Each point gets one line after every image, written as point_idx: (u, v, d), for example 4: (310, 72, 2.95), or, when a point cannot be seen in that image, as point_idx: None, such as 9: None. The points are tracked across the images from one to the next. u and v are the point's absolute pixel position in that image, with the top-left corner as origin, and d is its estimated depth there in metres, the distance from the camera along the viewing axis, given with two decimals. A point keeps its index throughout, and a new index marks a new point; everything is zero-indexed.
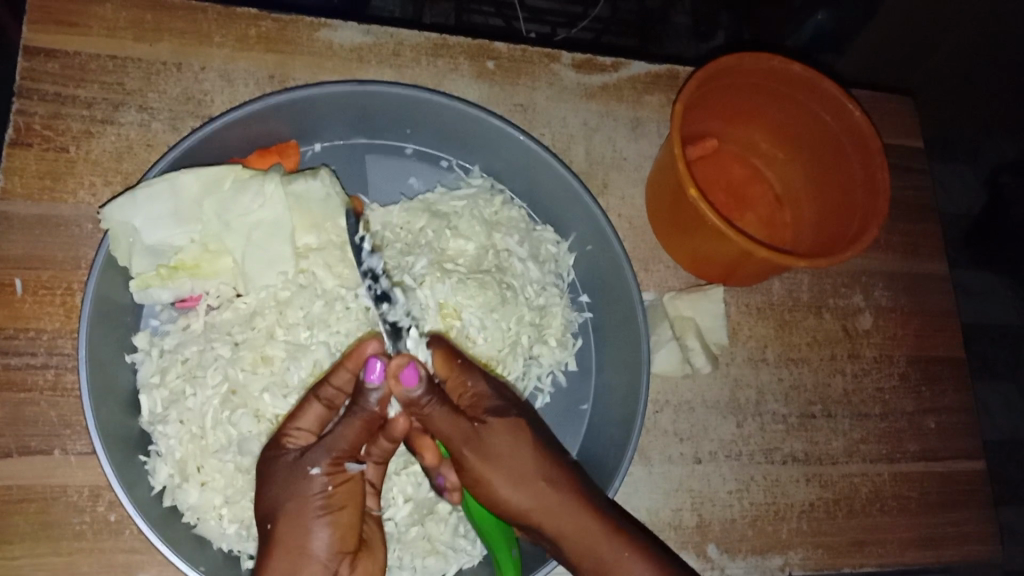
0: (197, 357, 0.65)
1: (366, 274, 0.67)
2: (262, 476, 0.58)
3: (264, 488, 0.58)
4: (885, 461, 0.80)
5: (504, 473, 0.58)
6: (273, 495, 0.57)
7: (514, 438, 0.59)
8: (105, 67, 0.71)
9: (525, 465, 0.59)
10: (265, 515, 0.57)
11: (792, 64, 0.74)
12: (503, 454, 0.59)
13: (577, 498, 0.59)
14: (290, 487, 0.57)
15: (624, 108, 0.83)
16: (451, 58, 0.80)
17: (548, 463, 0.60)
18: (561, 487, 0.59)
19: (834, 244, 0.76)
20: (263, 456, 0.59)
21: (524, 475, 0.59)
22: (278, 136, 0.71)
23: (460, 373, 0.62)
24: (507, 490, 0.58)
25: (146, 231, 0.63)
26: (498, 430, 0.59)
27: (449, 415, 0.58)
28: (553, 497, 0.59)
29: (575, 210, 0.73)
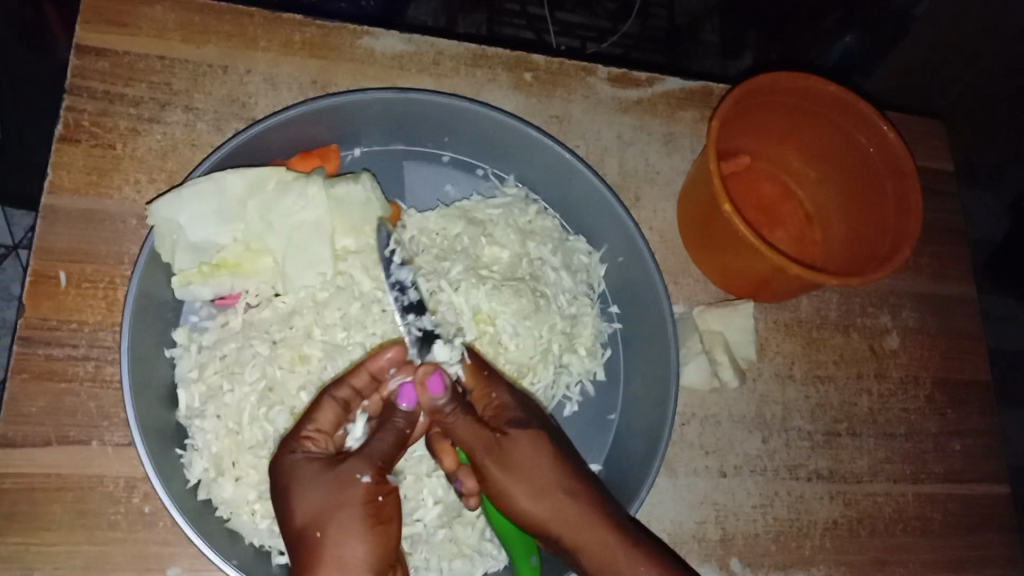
0: (235, 353, 0.66)
1: (394, 285, 0.68)
2: (291, 481, 0.56)
3: (300, 494, 0.55)
4: (909, 482, 0.80)
5: (527, 482, 0.58)
6: (316, 501, 0.55)
7: (536, 446, 0.59)
8: (153, 67, 0.72)
9: (547, 474, 0.59)
10: (303, 524, 0.54)
11: (828, 84, 0.75)
12: (528, 460, 0.59)
13: (598, 511, 0.59)
14: (336, 492, 0.55)
15: (658, 122, 0.84)
16: (489, 69, 0.81)
17: (569, 474, 0.60)
18: (582, 497, 0.59)
19: (864, 265, 0.76)
20: (286, 461, 0.57)
21: (546, 485, 0.59)
22: (319, 140, 0.72)
23: (487, 384, 0.63)
24: (530, 497, 0.58)
25: (190, 229, 0.64)
26: (524, 435, 0.60)
27: (471, 424, 0.60)
28: (575, 507, 0.58)
29: (607, 221, 0.74)
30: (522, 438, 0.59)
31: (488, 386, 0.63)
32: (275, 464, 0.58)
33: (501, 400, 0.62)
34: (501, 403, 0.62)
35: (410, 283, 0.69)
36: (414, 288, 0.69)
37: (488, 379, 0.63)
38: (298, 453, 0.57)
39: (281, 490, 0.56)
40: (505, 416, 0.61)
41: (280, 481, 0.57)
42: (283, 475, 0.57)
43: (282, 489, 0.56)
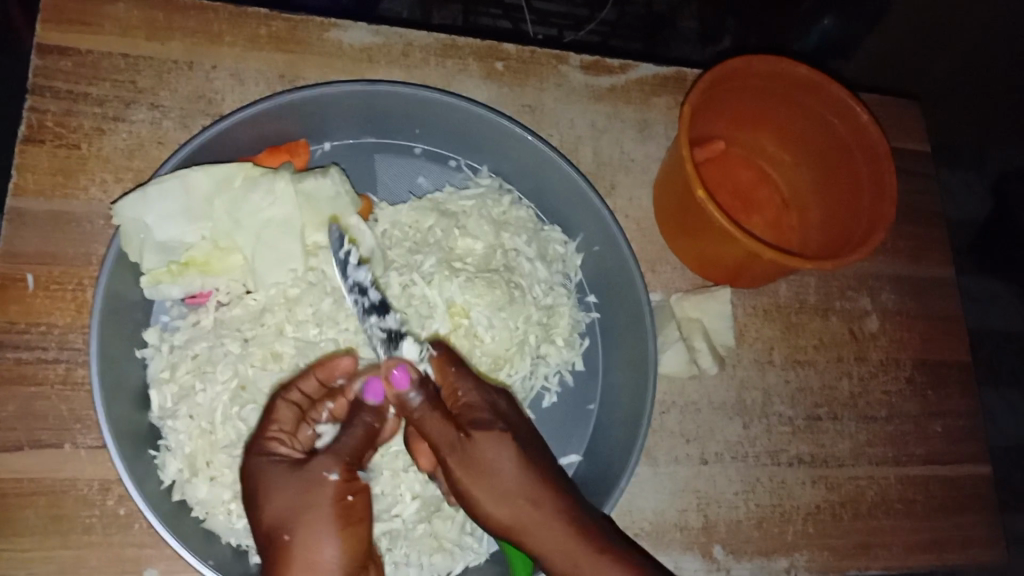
0: (207, 352, 0.65)
1: (352, 288, 0.67)
2: (260, 484, 0.55)
3: (269, 497, 0.54)
4: (891, 464, 0.80)
5: (488, 485, 0.55)
6: (285, 504, 0.54)
7: (500, 447, 0.56)
8: (117, 65, 0.71)
9: (509, 477, 0.56)
10: (273, 528, 0.53)
11: (800, 67, 0.75)
12: (492, 461, 0.56)
13: (564, 514, 0.56)
14: (304, 495, 0.54)
15: (631, 109, 0.84)
16: (460, 59, 0.80)
17: (535, 477, 0.56)
18: (548, 500, 0.56)
19: (839, 248, 0.76)
20: (254, 462, 0.57)
21: (510, 489, 0.56)
22: (287, 135, 0.71)
23: (453, 379, 0.61)
24: (494, 498, 0.56)
25: (157, 228, 0.63)
26: (491, 432, 0.57)
27: (438, 418, 0.57)
28: (540, 511, 0.55)
29: (581, 210, 0.73)
30: (487, 434, 0.57)
31: (455, 385, 0.60)
32: (243, 466, 0.57)
33: (467, 398, 0.59)
34: (468, 402, 0.59)
35: (369, 284, 0.67)
36: (374, 288, 0.67)
37: (455, 375, 0.61)
38: (267, 455, 0.57)
39: (251, 494, 0.55)
40: (471, 412, 0.58)
41: (250, 484, 0.56)
42: (252, 478, 0.56)
43: (252, 493, 0.56)
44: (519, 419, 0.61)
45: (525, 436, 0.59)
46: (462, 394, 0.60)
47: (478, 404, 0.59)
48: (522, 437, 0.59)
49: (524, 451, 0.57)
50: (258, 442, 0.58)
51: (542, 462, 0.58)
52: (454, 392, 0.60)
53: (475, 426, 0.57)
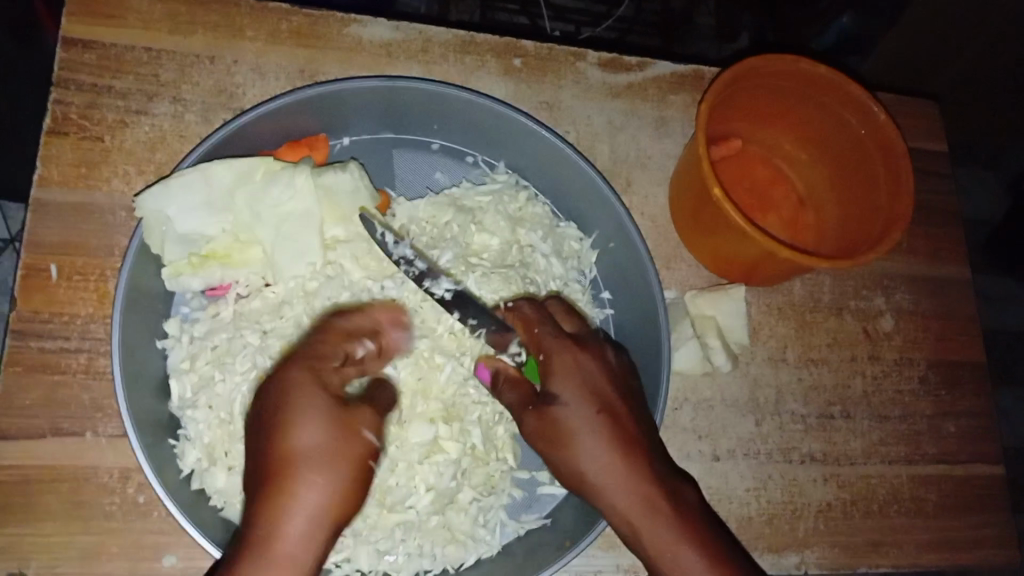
0: (226, 344, 0.66)
1: (398, 261, 0.69)
2: (286, 408, 0.53)
3: (295, 426, 0.52)
4: (903, 463, 0.80)
5: (578, 456, 0.59)
6: (313, 441, 0.52)
7: (584, 418, 0.59)
8: (140, 58, 0.72)
9: (592, 445, 0.58)
10: (289, 454, 0.51)
11: (818, 66, 0.75)
12: (572, 430, 0.59)
13: (638, 484, 0.57)
14: (332, 438, 0.53)
15: (648, 107, 0.84)
16: (478, 56, 0.81)
17: (622, 449, 0.58)
18: (622, 470, 0.58)
19: (854, 248, 0.76)
20: (292, 381, 0.55)
21: (598, 460, 0.58)
22: (307, 130, 0.72)
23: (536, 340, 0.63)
24: (568, 465, 0.59)
25: (178, 220, 0.64)
26: (566, 403, 0.59)
27: (521, 397, 0.63)
28: (613, 478, 0.57)
29: (598, 208, 0.74)
30: (562, 406, 0.59)
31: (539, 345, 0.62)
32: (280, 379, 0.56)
33: (548, 359, 0.61)
34: (548, 363, 0.61)
35: (413, 255, 0.70)
36: (420, 258, 0.70)
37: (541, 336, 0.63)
38: (307, 379, 0.55)
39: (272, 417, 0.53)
40: (547, 378, 0.60)
41: (272, 407, 0.54)
42: (282, 394, 0.54)
43: (273, 414, 0.53)
44: (610, 379, 0.61)
45: (606, 400, 0.59)
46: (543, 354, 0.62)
47: (555, 368, 0.60)
48: (603, 400, 0.59)
49: (602, 419, 0.59)
50: (301, 364, 0.56)
51: (625, 430, 0.59)
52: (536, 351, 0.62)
53: (552, 394, 0.60)
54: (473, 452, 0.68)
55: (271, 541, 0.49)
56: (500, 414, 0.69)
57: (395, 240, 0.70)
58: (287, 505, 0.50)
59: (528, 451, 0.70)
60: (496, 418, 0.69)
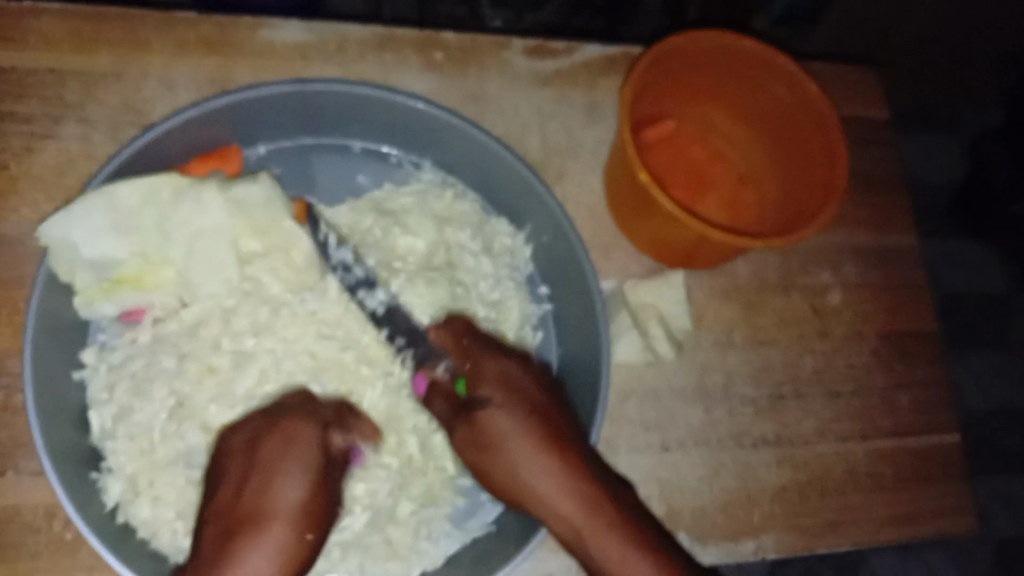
0: (144, 370, 0.64)
1: (336, 266, 0.69)
2: (285, 460, 0.58)
3: (287, 480, 0.58)
4: (858, 439, 0.79)
5: (512, 463, 0.62)
6: (293, 496, 0.57)
7: (513, 420, 0.62)
8: (44, 81, 0.70)
9: (524, 447, 0.61)
10: (273, 507, 0.56)
11: (744, 40, 0.73)
12: (503, 436, 0.62)
13: (576, 487, 0.60)
14: (317, 495, 0.58)
15: (578, 93, 0.82)
16: (398, 52, 0.78)
17: (555, 451, 0.61)
18: (558, 470, 0.60)
19: (791, 224, 0.75)
20: (295, 436, 0.60)
21: (536, 464, 0.61)
22: (220, 141, 0.70)
23: (466, 351, 0.66)
24: (504, 470, 0.62)
25: (85, 246, 0.62)
26: (498, 408, 0.63)
27: (451, 408, 0.65)
28: (549, 480, 0.60)
29: (528, 201, 0.72)
30: (494, 411, 0.63)
31: (467, 355, 0.66)
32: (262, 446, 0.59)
33: (475, 367, 0.65)
34: (476, 371, 0.65)
35: (352, 261, 0.69)
36: (359, 265, 0.69)
37: (469, 347, 0.66)
38: (308, 437, 0.60)
39: (265, 466, 0.58)
40: (477, 384, 0.64)
41: (269, 455, 0.59)
42: (266, 456, 0.59)
43: (267, 461, 0.58)
44: (539, 385, 0.65)
45: (533, 401, 0.63)
46: (470, 363, 0.65)
47: (483, 374, 0.64)
48: (532, 403, 0.63)
49: (534, 421, 0.62)
50: (309, 422, 0.61)
51: (554, 428, 0.62)
52: (462, 360, 0.66)
53: (484, 401, 0.64)
54: (410, 463, 0.67)
55: (228, 573, 0.54)
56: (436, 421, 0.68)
57: (338, 243, 0.69)
58: (254, 548, 0.55)
59: None
60: (432, 426, 0.68)
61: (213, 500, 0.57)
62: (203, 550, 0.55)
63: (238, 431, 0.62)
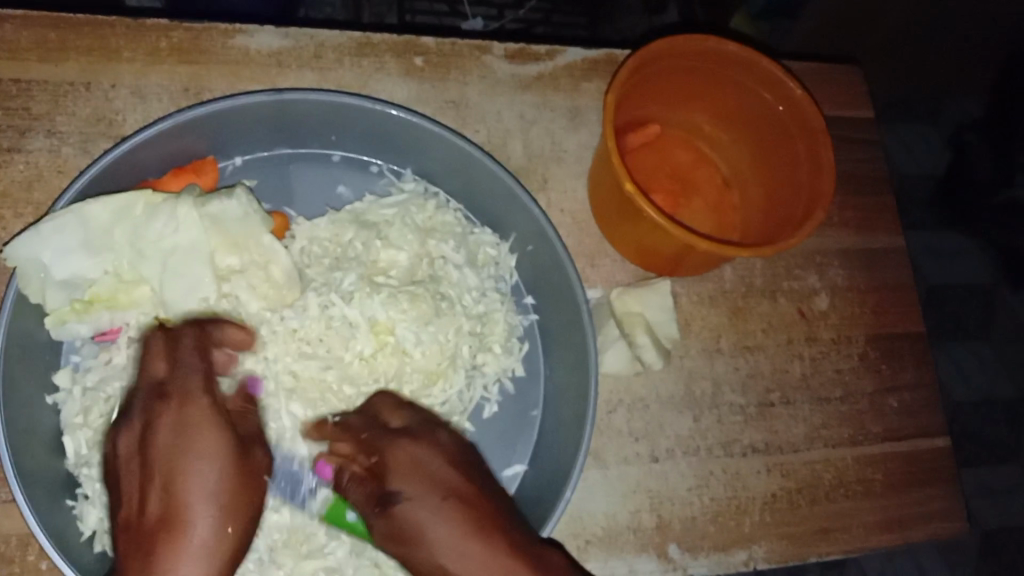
0: (120, 394, 0.62)
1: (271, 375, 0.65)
2: (197, 447, 0.53)
3: (198, 470, 0.53)
4: (848, 445, 0.78)
5: (432, 558, 0.53)
6: (211, 480, 0.53)
7: (427, 508, 0.54)
8: (8, 92, 0.68)
9: (441, 533, 0.53)
10: (189, 514, 0.52)
11: (726, 43, 0.71)
12: (417, 532, 0.54)
13: (507, 567, 0.52)
14: (231, 464, 0.54)
15: (561, 98, 0.80)
16: (376, 57, 0.76)
17: (473, 536, 0.53)
18: (483, 549, 0.52)
19: (776, 229, 0.74)
20: (188, 421, 0.54)
21: (456, 550, 0.52)
22: (193, 154, 0.68)
23: (368, 442, 0.60)
24: (427, 568, 0.54)
25: (55, 266, 0.60)
26: (407, 500, 0.55)
27: (362, 496, 0.59)
28: (474, 564, 0.52)
29: (511, 211, 0.70)
30: (402, 506, 0.55)
31: (371, 444, 0.60)
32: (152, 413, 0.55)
33: (378, 458, 0.59)
34: (381, 461, 0.58)
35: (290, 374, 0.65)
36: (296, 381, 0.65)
37: (366, 428, 0.62)
38: (202, 413, 0.55)
39: (162, 471, 0.53)
40: (383, 475, 0.58)
41: (161, 452, 0.53)
42: (165, 426, 0.54)
43: (162, 457, 0.53)
44: (449, 469, 0.57)
45: (447, 482, 0.56)
46: (374, 453, 0.59)
47: (387, 464, 0.58)
48: (445, 488, 0.55)
49: (448, 508, 0.54)
50: (194, 400, 0.55)
51: (474, 498, 0.55)
52: (363, 451, 0.60)
53: (391, 495, 0.56)
54: None
55: None
56: None
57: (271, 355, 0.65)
58: (176, 558, 0.50)
59: None
60: None
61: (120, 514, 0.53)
62: (121, 567, 0.51)
63: (126, 426, 0.56)
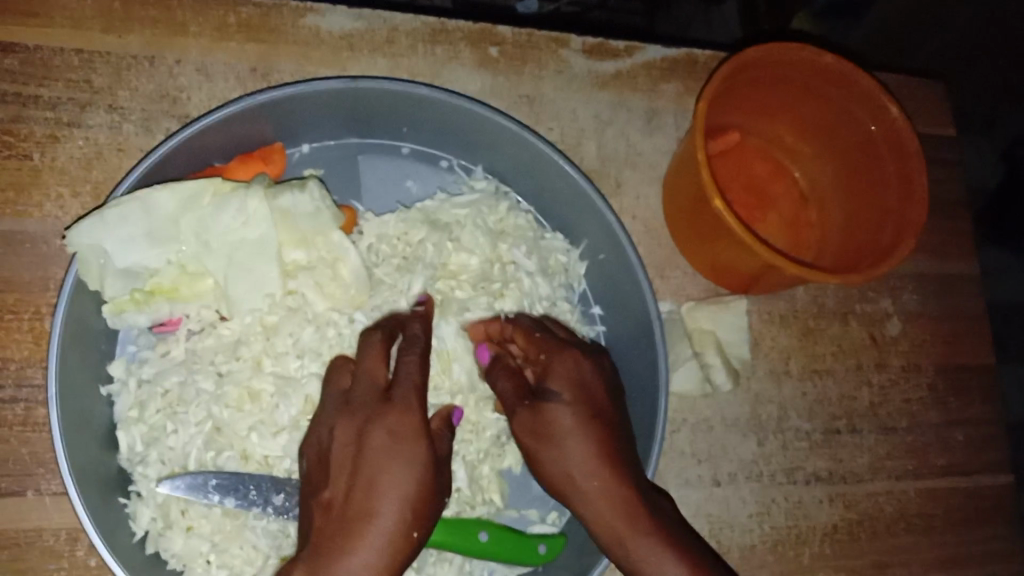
0: (178, 389, 0.60)
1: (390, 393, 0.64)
2: (398, 447, 0.53)
3: (405, 475, 0.52)
4: (911, 477, 0.76)
5: (560, 453, 0.57)
6: (405, 488, 0.52)
7: (574, 417, 0.57)
8: (70, 62, 0.64)
9: (575, 446, 0.56)
10: (378, 505, 0.51)
11: (825, 55, 0.67)
12: (562, 429, 0.57)
13: (621, 497, 0.55)
14: (431, 476, 0.53)
15: (638, 98, 0.75)
16: (451, 45, 0.72)
17: (607, 454, 0.56)
18: (607, 475, 0.56)
19: (860, 253, 0.69)
20: (404, 432, 0.53)
21: (583, 463, 0.56)
22: (261, 139, 0.65)
23: (539, 345, 0.61)
24: (556, 465, 0.57)
25: (116, 254, 0.58)
26: (563, 403, 0.57)
27: (506, 385, 0.60)
28: (599, 478, 0.56)
29: (586, 217, 0.67)
30: (556, 404, 0.57)
31: (541, 350, 0.61)
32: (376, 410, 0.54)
33: (547, 360, 0.60)
34: (546, 366, 0.60)
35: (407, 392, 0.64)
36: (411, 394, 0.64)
37: (542, 342, 0.61)
38: (415, 432, 0.54)
39: (368, 466, 0.52)
40: (545, 377, 0.59)
41: (372, 446, 0.53)
42: (380, 425, 0.53)
43: (372, 457, 0.52)
44: (604, 386, 0.59)
45: (600, 404, 0.58)
46: (545, 356, 0.60)
47: (556, 367, 0.59)
48: (595, 404, 0.58)
49: (594, 425, 0.57)
50: (413, 411, 0.54)
51: (608, 437, 0.57)
52: (538, 356, 0.61)
53: (547, 392, 0.58)
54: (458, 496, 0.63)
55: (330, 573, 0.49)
56: (485, 452, 0.65)
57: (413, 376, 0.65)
58: (356, 551, 0.50)
59: (516, 490, 0.66)
60: (481, 456, 0.64)
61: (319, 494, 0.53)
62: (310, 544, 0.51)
63: (345, 415, 0.55)
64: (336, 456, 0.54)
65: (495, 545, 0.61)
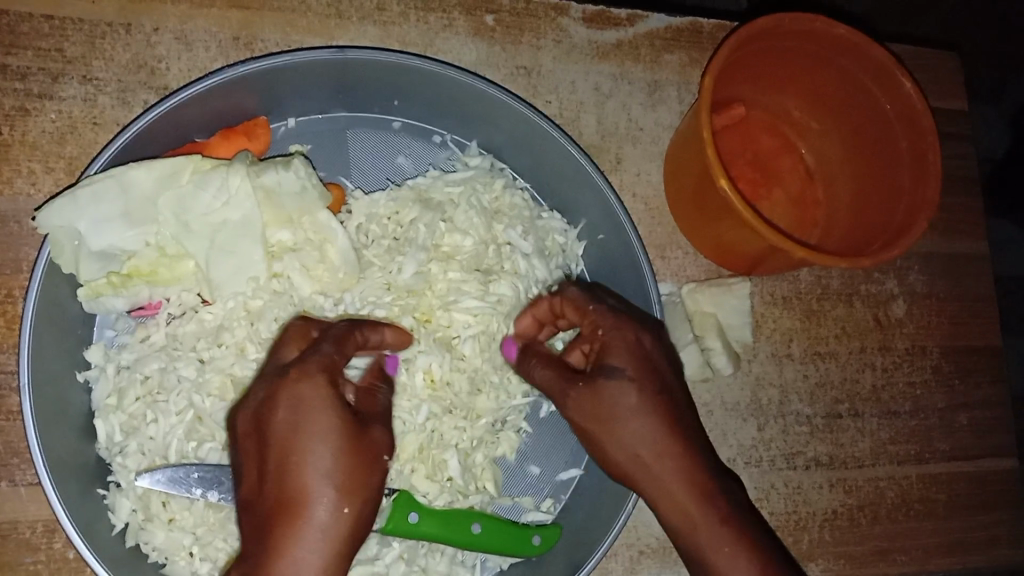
0: (158, 376, 0.58)
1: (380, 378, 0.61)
2: (309, 418, 0.50)
3: (313, 452, 0.49)
4: (913, 462, 0.75)
5: (625, 441, 0.54)
6: (320, 468, 0.49)
7: (641, 397, 0.54)
8: (39, 29, 0.61)
9: (642, 429, 0.54)
10: (298, 490, 0.49)
11: (838, 26, 0.63)
12: (625, 408, 0.54)
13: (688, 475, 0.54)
14: (358, 447, 0.51)
15: (640, 69, 0.72)
16: (444, 12, 0.68)
17: (676, 439, 0.54)
18: (677, 458, 0.54)
19: (870, 235, 0.67)
20: (304, 399, 0.50)
21: (653, 446, 0.54)
22: (243, 113, 0.62)
23: (591, 320, 0.58)
24: (621, 449, 0.55)
25: (91, 235, 0.55)
26: (623, 379, 0.54)
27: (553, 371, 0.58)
28: (669, 465, 0.54)
29: (585, 194, 0.64)
30: (617, 383, 0.54)
31: (597, 323, 0.57)
32: (290, 385, 0.51)
33: (604, 335, 0.56)
34: (603, 341, 0.56)
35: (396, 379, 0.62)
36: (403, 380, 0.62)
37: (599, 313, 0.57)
38: (320, 397, 0.50)
39: (278, 449, 0.49)
40: (604, 353, 0.56)
41: (280, 427, 0.50)
42: (285, 404, 0.50)
43: (282, 435, 0.50)
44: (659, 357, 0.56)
45: (664, 380, 0.55)
46: (602, 331, 0.57)
47: (613, 342, 0.55)
48: (660, 381, 0.55)
49: (659, 403, 0.54)
50: (317, 377, 0.51)
51: (674, 417, 0.55)
52: (594, 329, 0.57)
53: (604, 368, 0.55)
54: (451, 486, 0.62)
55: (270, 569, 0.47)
56: (478, 440, 0.63)
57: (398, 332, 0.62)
58: (287, 543, 0.48)
59: (511, 478, 0.64)
60: (474, 444, 0.63)
61: (242, 490, 0.51)
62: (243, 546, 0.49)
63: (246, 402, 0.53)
64: (253, 453, 0.51)
65: (489, 537, 0.60)
